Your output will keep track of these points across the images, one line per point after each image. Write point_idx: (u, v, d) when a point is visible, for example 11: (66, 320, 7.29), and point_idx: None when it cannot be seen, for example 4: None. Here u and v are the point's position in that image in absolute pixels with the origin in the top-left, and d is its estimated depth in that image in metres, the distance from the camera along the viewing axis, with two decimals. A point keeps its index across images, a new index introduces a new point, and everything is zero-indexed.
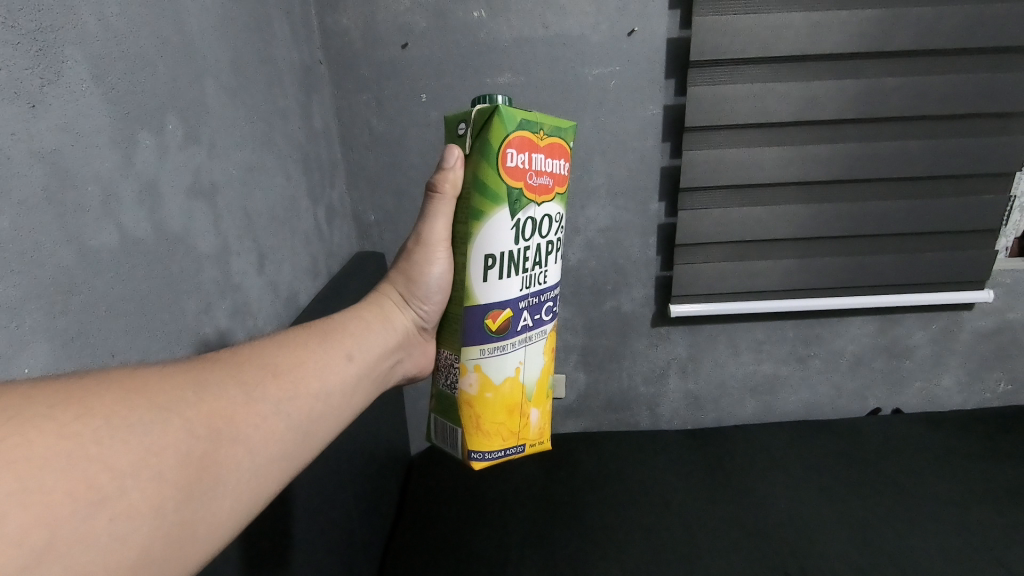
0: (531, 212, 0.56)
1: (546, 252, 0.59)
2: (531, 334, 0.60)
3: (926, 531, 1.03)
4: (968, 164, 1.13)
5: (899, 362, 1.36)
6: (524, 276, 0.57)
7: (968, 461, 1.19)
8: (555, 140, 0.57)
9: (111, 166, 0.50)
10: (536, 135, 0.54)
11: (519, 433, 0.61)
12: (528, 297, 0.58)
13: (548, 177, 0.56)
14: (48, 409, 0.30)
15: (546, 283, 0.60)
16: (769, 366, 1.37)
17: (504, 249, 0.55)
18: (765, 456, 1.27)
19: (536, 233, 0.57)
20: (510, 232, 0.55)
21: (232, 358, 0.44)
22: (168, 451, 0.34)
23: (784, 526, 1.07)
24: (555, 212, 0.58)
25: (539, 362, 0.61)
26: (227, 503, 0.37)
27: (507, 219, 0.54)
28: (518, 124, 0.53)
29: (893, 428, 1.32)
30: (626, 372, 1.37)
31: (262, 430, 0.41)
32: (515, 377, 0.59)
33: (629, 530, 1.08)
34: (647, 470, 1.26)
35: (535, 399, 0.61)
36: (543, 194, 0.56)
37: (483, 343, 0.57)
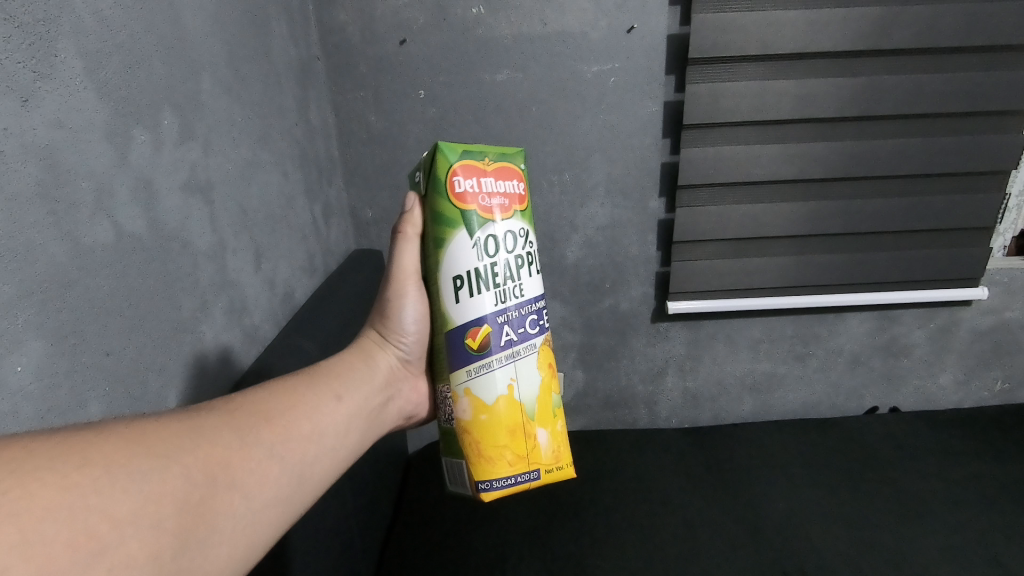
0: (489, 230, 0.57)
1: (518, 266, 0.58)
2: (518, 348, 0.58)
3: (923, 530, 1.03)
4: (966, 162, 1.13)
5: (897, 360, 1.36)
6: (499, 293, 0.57)
7: (966, 460, 1.20)
8: (505, 164, 0.59)
9: (105, 162, 0.49)
10: (481, 162, 0.57)
11: (529, 457, 0.59)
12: (506, 313, 0.58)
13: (504, 198, 0.58)
14: (49, 458, 0.30)
15: (525, 295, 0.59)
16: (767, 364, 1.37)
17: (468, 267, 0.56)
18: (763, 454, 1.27)
19: (499, 250, 0.57)
20: (471, 251, 0.56)
21: (227, 402, 0.44)
22: (166, 499, 0.33)
23: (782, 524, 1.07)
24: (519, 228, 0.59)
25: (535, 378, 0.59)
26: (223, 552, 0.36)
27: (466, 238, 0.56)
28: (460, 155, 0.56)
29: (890, 426, 1.32)
30: (625, 370, 1.37)
31: (257, 475, 0.41)
32: (509, 394, 0.58)
33: (628, 528, 1.08)
34: (645, 468, 1.26)
35: (539, 418, 0.59)
36: (500, 213, 0.57)
37: (466, 364, 0.57)
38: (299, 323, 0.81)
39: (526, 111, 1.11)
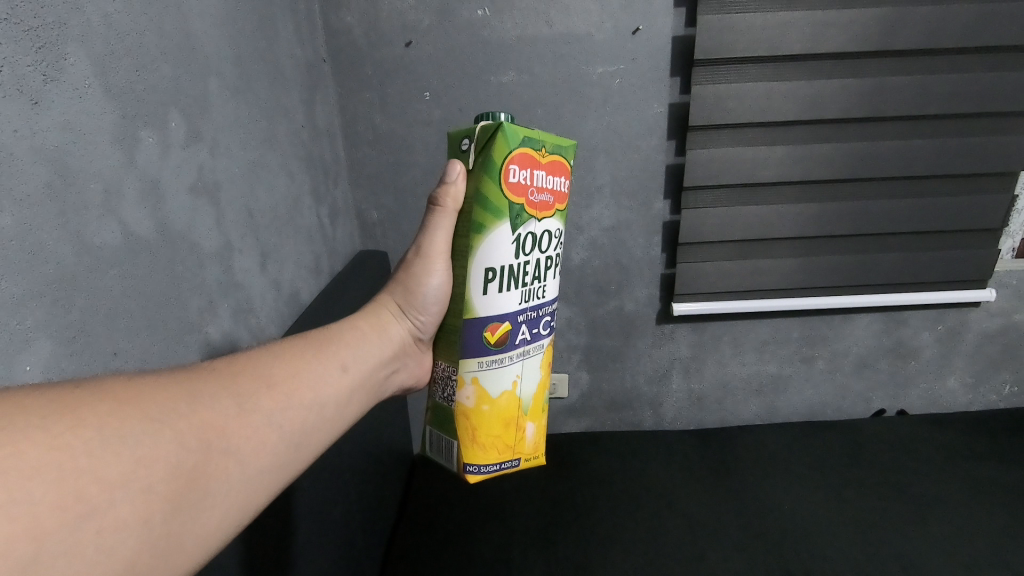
0: (531, 227, 0.56)
1: (545, 267, 0.59)
2: (529, 348, 0.59)
3: (931, 535, 1.02)
4: (975, 164, 1.13)
5: (904, 362, 1.35)
6: (522, 290, 0.58)
7: (973, 464, 1.19)
8: (557, 158, 0.57)
9: (113, 164, 0.49)
10: (538, 152, 0.55)
11: (514, 447, 0.60)
12: (525, 311, 0.58)
13: (549, 194, 0.57)
14: (41, 417, 0.30)
15: (545, 297, 0.60)
16: (773, 366, 1.36)
17: (503, 263, 0.55)
18: (768, 457, 1.26)
19: (536, 247, 0.57)
20: (511, 247, 0.55)
21: (229, 365, 0.44)
22: (158, 463, 0.33)
23: (789, 528, 1.06)
24: (555, 228, 0.59)
25: (536, 377, 0.61)
26: (214, 515, 0.37)
27: (507, 233, 0.55)
28: (521, 141, 0.54)
29: (897, 429, 1.31)
30: (630, 372, 1.37)
31: (253, 441, 0.41)
32: (512, 390, 0.59)
33: (633, 532, 1.08)
34: (650, 470, 1.25)
35: (531, 414, 0.61)
36: (544, 209, 0.57)
37: (479, 355, 0.57)
38: (304, 323, 0.81)
39: (532, 113, 1.11)
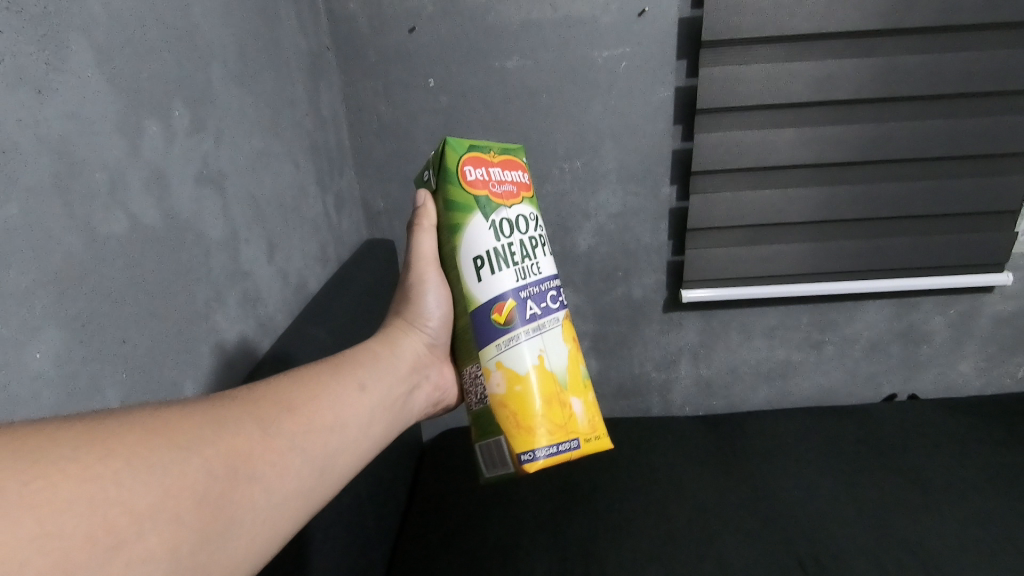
0: (503, 214, 0.58)
1: (534, 246, 0.60)
2: (543, 321, 0.58)
3: (941, 521, 1.01)
4: (990, 144, 1.10)
5: (916, 346, 1.34)
6: (518, 269, 0.58)
7: (986, 448, 1.17)
8: (509, 157, 0.62)
9: (117, 153, 0.50)
10: (486, 153, 0.60)
11: (565, 426, 0.57)
12: (524, 287, 0.58)
13: (512, 185, 0.60)
14: (71, 449, 0.31)
15: (543, 272, 0.60)
16: (783, 351, 1.35)
17: (488, 247, 0.57)
18: (777, 442, 1.26)
19: (514, 229, 0.59)
20: (489, 232, 0.57)
21: (251, 390, 0.45)
22: (185, 492, 0.34)
23: (797, 512, 1.06)
24: (529, 212, 0.61)
25: (562, 350, 0.59)
26: (240, 544, 0.37)
27: (482, 221, 0.58)
28: (467, 149, 0.59)
29: (908, 414, 1.31)
30: (638, 358, 1.36)
31: (277, 466, 0.41)
32: (541, 363, 0.57)
33: (642, 518, 1.08)
34: (658, 457, 1.25)
35: (572, 387, 0.59)
36: (509, 197, 0.60)
37: (496, 340, 0.57)
38: (313, 312, 0.82)
39: (537, 99, 1.11)
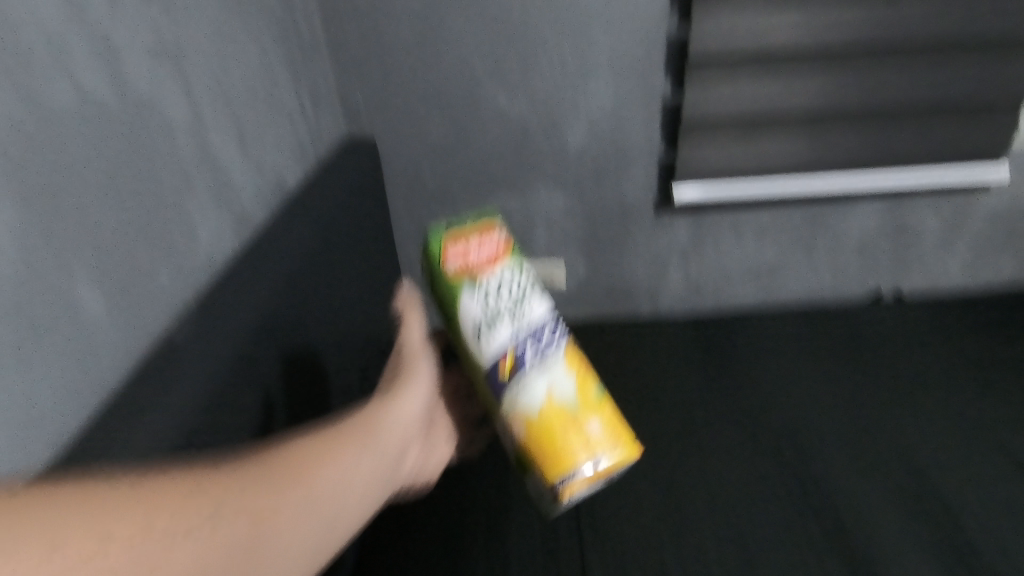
0: (480, 282, 0.56)
1: (521, 305, 0.56)
2: (545, 355, 0.56)
3: (899, 414, 1.08)
4: (1004, 24, 1.04)
5: (907, 244, 1.33)
6: (514, 317, 0.56)
7: (959, 345, 1.22)
8: (483, 224, 0.59)
9: (53, 7, 0.45)
10: (461, 230, 0.58)
11: (589, 444, 0.56)
12: (521, 332, 0.56)
13: (492, 249, 0.57)
14: (103, 507, 0.32)
15: (537, 312, 0.56)
16: (773, 251, 1.34)
17: (474, 319, 0.56)
18: (760, 338, 1.29)
19: (503, 296, 0.56)
20: (474, 302, 0.56)
21: (328, 420, 0.49)
22: (210, 558, 0.34)
23: (768, 405, 1.12)
24: (513, 270, 0.57)
25: (570, 377, 0.57)
26: (279, 573, 0.38)
27: (466, 298, 0.56)
28: (443, 232, 0.58)
29: (890, 310, 1.33)
30: (628, 259, 1.35)
31: (309, 521, 0.40)
32: (551, 398, 0.56)
33: (623, 410, 1.13)
34: (645, 355, 1.27)
35: (584, 407, 0.57)
36: (489, 263, 0.57)
37: (506, 391, 0.56)
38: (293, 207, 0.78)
39: None
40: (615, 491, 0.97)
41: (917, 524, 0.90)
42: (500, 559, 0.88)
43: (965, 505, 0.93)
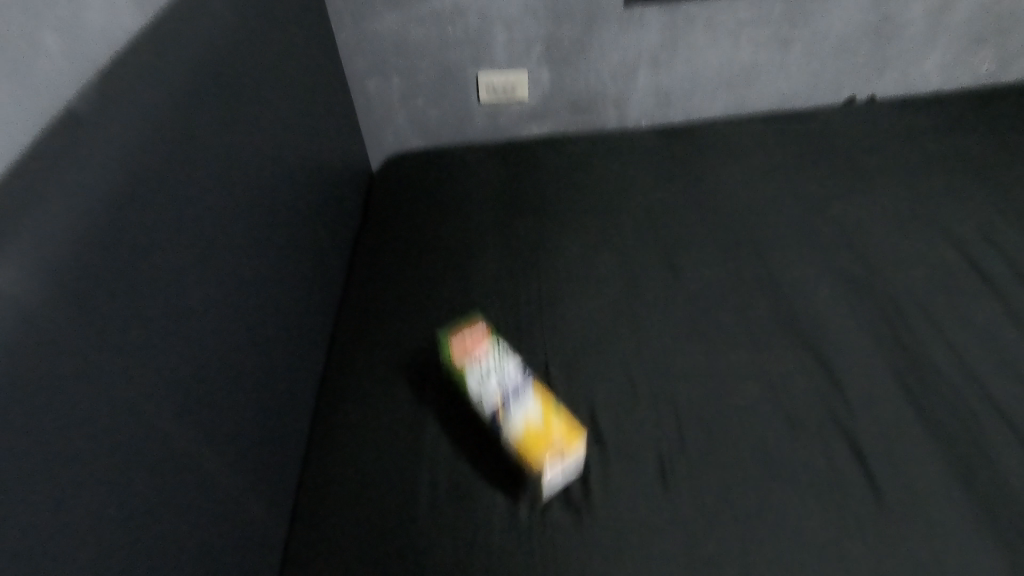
0: (478, 367, 0.72)
1: (502, 369, 0.71)
2: (515, 379, 0.70)
3: (893, 199, 1.00)
4: None
5: (886, 41, 1.26)
6: (499, 382, 0.70)
7: (943, 135, 1.12)
8: (475, 331, 0.76)
9: None
10: (460, 338, 0.75)
11: (557, 458, 0.64)
12: (503, 389, 0.69)
13: (483, 344, 0.75)
14: None
15: (511, 372, 0.71)
16: (749, 52, 1.24)
17: (471, 376, 0.72)
18: (744, 138, 1.17)
19: (489, 371, 0.71)
20: (473, 371, 0.72)
21: None
22: None
23: (750, 205, 1.02)
24: (503, 357, 0.73)
25: (534, 411, 0.67)
26: None
27: (468, 376, 0.72)
28: (447, 344, 0.77)
29: (880, 105, 1.22)
30: (595, 65, 1.22)
31: None
32: (529, 424, 0.66)
33: (593, 216, 1.02)
34: (610, 157, 1.16)
35: (548, 421, 0.67)
36: (482, 355, 0.73)
37: (497, 424, 0.68)
38: None
39: None
40: (583, 289, 0.90)
41: (870, 300, 0.85)
42: None
43: (939, 288, 0.86)
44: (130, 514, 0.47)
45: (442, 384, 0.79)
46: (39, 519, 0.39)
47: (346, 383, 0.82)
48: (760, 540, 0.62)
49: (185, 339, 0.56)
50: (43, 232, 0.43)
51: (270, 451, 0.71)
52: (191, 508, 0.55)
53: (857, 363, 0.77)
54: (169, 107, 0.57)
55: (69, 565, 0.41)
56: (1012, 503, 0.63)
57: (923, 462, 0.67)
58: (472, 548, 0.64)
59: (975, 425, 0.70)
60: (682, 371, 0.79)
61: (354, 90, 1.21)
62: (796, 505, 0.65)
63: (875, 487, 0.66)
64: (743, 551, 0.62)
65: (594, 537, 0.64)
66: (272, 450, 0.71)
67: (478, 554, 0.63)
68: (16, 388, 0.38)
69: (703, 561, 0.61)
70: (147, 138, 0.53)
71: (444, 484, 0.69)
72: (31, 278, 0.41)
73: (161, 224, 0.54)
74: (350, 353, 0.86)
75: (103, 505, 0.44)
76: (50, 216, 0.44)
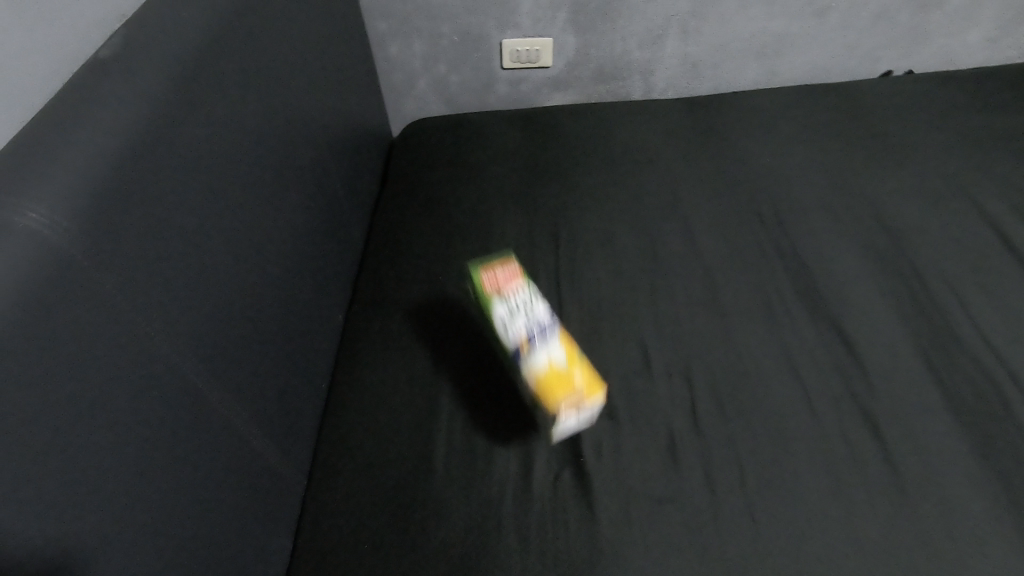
0: (507, 302, 0.68)
1: (529, 306, 0.68)
2: (544, 319, 0.66)
3: (925, 176, 0.97)
4: None
5: (928, 12, 1.20)
6: (526, 316, 0.67)
7: (982, 111, 1.08)
8: (506, 267, 0.72)
9: None
10: (490, 270, 0.72)
11: (575, 393, 0.61)
12: (532, 327, 0.65)
13: (515, 284, 0.70)
14: None
15: (539, 310, 0.67)
16: (782, 22, 1.19)
17: (500, 314, 0.67)
18: (772, 111, 1.14)
19: (517, 307, 0.67)
20: (503, 308, 0.68)
21: None
22: None
23: (775, 179, 1.00)
24: (527, 296, 0.69)
25: (559, 352, 0.64)
26: None
27: (498, 309, 0.68)
28: (478, 275, 0.72)
29: (917, 78, 1.18)
30: (621, 33, 1.19)
31: None
32: (552, 363, 0.63)
33: (613, 187, 1.01)
34: (633, 126, 1.14)
35: (572, 363, 0.64)
36: (514, 292, 0.69)
37: (519, 364, 0.65)
38: None
39: None
40: (601, 259, 0.89)
41: (894, 276, 0.83)
42: (463, 311, 0.84)
43: (968, 268, 0.83)
44: (159, 456, 0.49)
45: (460, 347, 0.80)
46: (69, 454, 0.41)
47: (363, 344, 0.83)
48: (769, 508, 0.63)
49: (203, 299, 0.57)
50: (65, 197, 0.44)
51: (292, 405, 0.73)
52: (217, 453, 0.57)
53: (878, 342, 0.76)
54: (180, 68, 0.57)
55: (97, 502, 0.43)
56: None
57: (938, 439, 0.67)
58: (484, 505, 0.65)
59: (995, 404, 0.69)
60: (698, 340, 0.78)
61: (375, 54, 1.19)
62: (808, 476, 0.65)
63: (890, 470, 0.65)
64: (752, 519, 0.62)
65: (604, 501, 0.64)
66: (292, 404, 0.73)
67: (491, 512, 0.65)
68: (42, 346, 0.40)
69: (711, 525, 0.62)
70: (157, 96, 0.54)
71: (459, 442, 0.70)
72: (41, 233, 0.42)
73: (180, 179, 0.55)
74: (366, 316, 0.86)
75: (131, 448, 0.46)
76: (51, 178, 0.45)
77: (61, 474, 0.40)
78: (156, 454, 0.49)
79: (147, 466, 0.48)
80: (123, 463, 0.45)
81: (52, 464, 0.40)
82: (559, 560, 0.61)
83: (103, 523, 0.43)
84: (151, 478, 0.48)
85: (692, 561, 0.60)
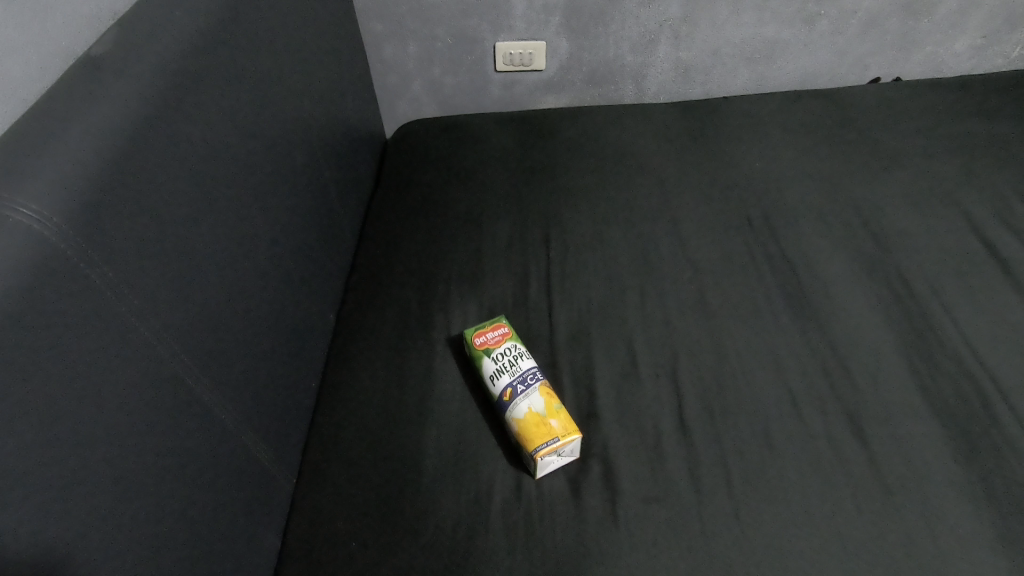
0: (495, 356, 0.72)
1: (515, 360, 0.71)
2: (529, 374, 0.70)
3: (912, 182, 0.99)
4: None
5: (915, 20, 1.22)
6: (511, 371, 0.71)
7: (968, 119, 1.10)
8: (497, 322, 0.76)
9: None
10: (481, 324, 0.76)
11: (552, 437, 0.65)
12: (515, 379, 0.69)
13: (501, 334, 0.74)
14: None
15: (523, 365, 0.71)
16: (773, 28, 1.21)
17: (488, 368, 0.72)
18: (762, 116, 1.15)
19: (504, 361, 0.71)
20: (491, 362, 0.72)
21: None
22: None
23: (764, 183, 1.01)
24: (515, 348, 0.73)
25: (540, 403, 0.67)
26: None
27: (486, 363, 0.72)
28: (469, 329, 0.76)
29: (905, 86, 1.20)
30: (614, 37, 1.20)
31: None
32: (533, 412, 0.67)
33: (605, 189, 1.01)
34: (625, 130, 1.14)
35: (552, 412, 0.67)
36: (500, 343, 0.73)
37: (504, 414, 0.69)
38: None
39: None
40: (591, 261, 0.90)
41: (881, 281, 0.84)
42: (454, 311, 0.85)
43: (954, 273, 0.85)
44: (149, 452, 0.49)
45: (450, 348, 0.80)
46: (57, 447, 0.41)
47: (355, 344, 0.83)
48: (754, 507, 0.64)
49: (195, 297, 0.57)
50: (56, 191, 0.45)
51: (282, 404, 0.73)
52: (207, 451, 0.57)
53: (864, 345, 0.77)
54: (174, 67, 0.58)
55: (85, 496, 0.43)
56: (1008, 483, 0.64)
57: (921, 440, 0.68)
58: (473, 505, 0.65)
59: (977, 406, 0.70)
60: (687, 342, 0.79)
61: (369, 56, 1.20)
62: (794, 475, 0.66)
63: (873, 467, 0.66)
64: (737, 518, 0.63)
65: (592, 499, 0.65)
66: (282, 403, 0.73)
67: (479, 510, 0.65)
68: (35, 338, 0.40)
69: (699, 524, 0.63)
70: (150, 94, 0.54)
71: (449, 442, 0.71)
72: (30, 226, 0.42)
73: (173, 176, 0.55)
74: (358, 316, 0.87)
75: (122, 443, 0.46)
76: (45, 173, 0.45)
77: (49, 468, 0.40)
78: (145, 450, 0.49)
79: (136, 461, 0.48)
80: (113, 457, 0.45)
81: (41, 457, 0.40)
82: (548, 559, 0.61)
83: (92, 516, 0.43)
84: (141, 473, 0.48)
85: (679, 560, 0.60)
